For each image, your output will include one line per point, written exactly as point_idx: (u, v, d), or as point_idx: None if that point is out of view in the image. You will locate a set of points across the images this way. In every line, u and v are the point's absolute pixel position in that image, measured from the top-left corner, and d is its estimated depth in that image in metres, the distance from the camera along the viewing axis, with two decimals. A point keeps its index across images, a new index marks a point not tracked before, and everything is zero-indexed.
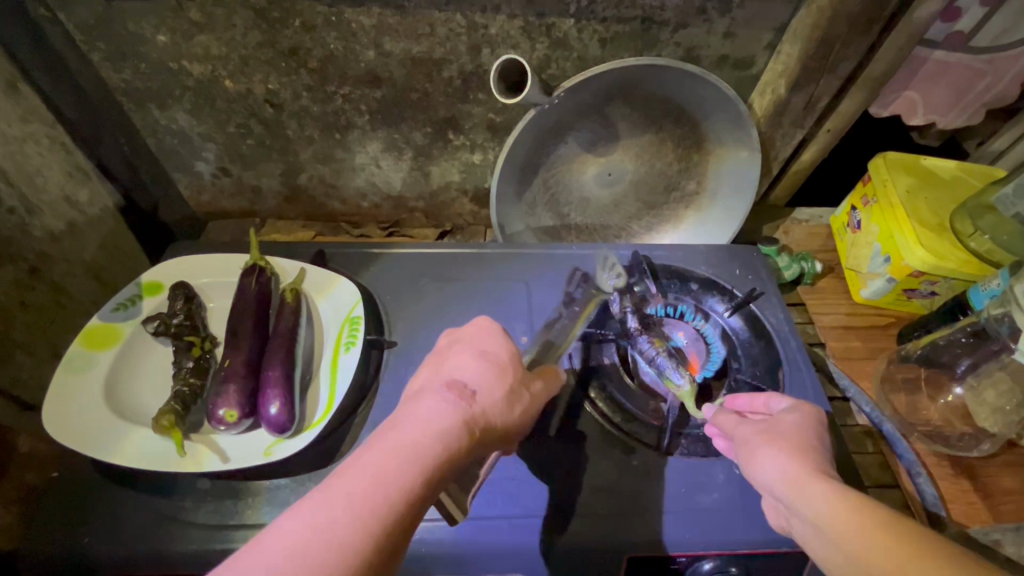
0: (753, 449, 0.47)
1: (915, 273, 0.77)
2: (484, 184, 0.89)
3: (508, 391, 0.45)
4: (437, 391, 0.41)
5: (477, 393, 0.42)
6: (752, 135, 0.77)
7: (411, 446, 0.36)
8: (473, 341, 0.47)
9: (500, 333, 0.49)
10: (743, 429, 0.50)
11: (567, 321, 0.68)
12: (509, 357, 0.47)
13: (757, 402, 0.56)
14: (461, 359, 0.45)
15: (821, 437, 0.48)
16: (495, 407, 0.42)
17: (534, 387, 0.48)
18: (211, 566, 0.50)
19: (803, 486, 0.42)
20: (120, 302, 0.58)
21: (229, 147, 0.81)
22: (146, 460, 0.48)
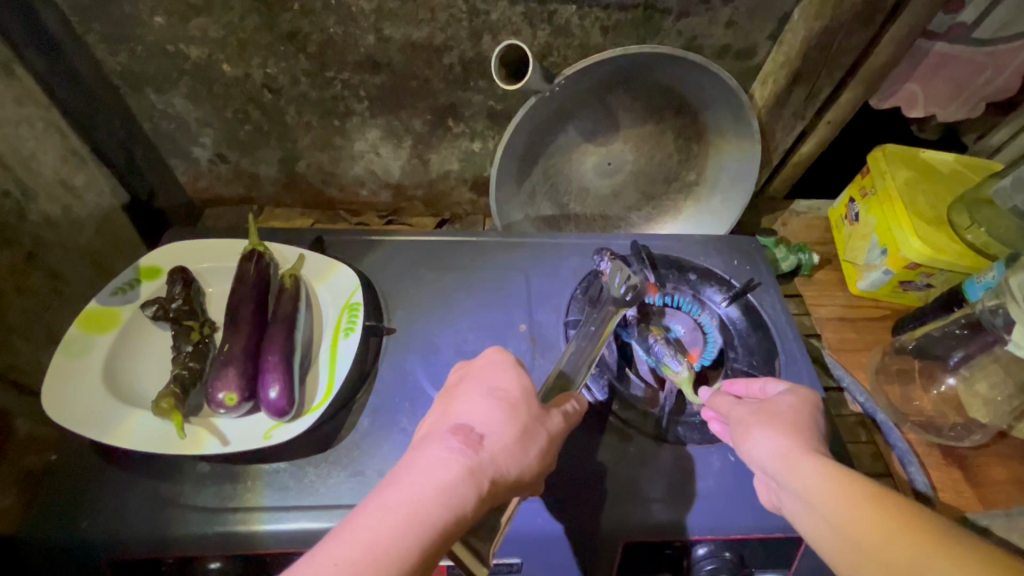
0: (747, 430, 0.48)
1: (911, 265, 0.77)
2: (484, 173, 0.89)
3: (521, 431, 0.45)
4: (443, 439, 0.42)
5: (485, 438, 0.43)
6: (753, 126, 0.78)
7: (417, 507, 0.37)
8: (485, 378, 0.48)
9: (515, 367, 0.49)
10: (739, 410, 0.51)
11: (584, 343, 0.61)
12: (522, 393, 0.48)
13: (752, 385, 0.56)
14: (471, 401, 0.46)
15: (814, 419, 0.48)
16: (504, 451, 0.43)
17: (553, 422, 0.48)
18: (210, 548, 0.51)
19: (794, 461, 0.43)
20: (119, 286, 0.57)
21: (226, 133, 0.80)
22: (147, 444, 0.48)
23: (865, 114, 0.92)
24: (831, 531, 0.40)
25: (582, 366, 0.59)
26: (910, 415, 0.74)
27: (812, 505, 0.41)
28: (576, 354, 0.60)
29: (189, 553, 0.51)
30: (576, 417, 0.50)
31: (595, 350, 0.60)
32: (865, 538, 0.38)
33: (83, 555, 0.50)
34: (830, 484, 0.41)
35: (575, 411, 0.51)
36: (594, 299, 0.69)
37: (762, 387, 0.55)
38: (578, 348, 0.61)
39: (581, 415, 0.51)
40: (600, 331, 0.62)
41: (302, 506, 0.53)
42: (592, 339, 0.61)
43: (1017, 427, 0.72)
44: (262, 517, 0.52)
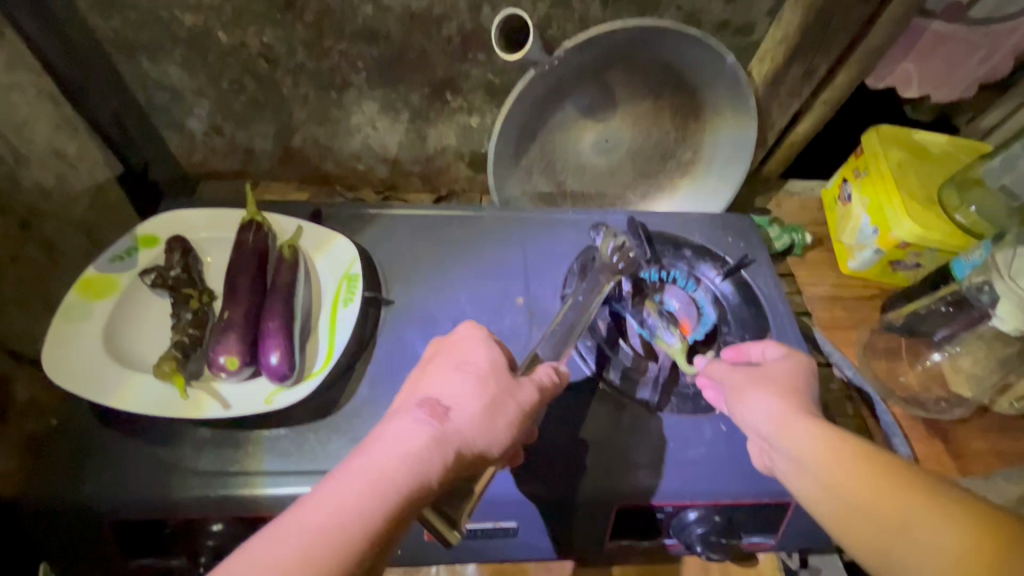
0: (742, 395, 0.50)
1: (902, 244, 0.79)
2: (481, 149, 0.89)
3: (489, 402, 0.46)
4: (411, 411, 0.43)
5: (451, 410, 0.44)
6: (750, 104, 0.78)
7: (379, 475, 0.39)
8: (456, 353, 0.50)
9: (489, 341, 0.51)
10: (736, 376, 0.52)
11: (572, 313, 0.63)
12: (494, 366, 0.49)
13: (756, 351, 0.57)
14: (443, 376, 0.47)
15: (809, 385, 0.50)
16: (471, 421, 0.44)
17: (524, 393, 0.48)
18: (213, 510, 0.52)
19: (788, 423, 0.45)
20: (116, 254, 0.57)
21: (221, 105, 0.79)
22: (149, 407, 0.49)
23: (860, 95, 0.93)
24: (819, 489, 0.42)
25: (562, 349, 0.60)
26: (896, 390, 0.76)
27: (802, 464, 0.43)
28: (558, 335, 0.61)
29: (192, 516, 0.52)
30: (552, 387, 0.51)
31: (585, 317, 0.63)
32: (853, 492, 0.41)
33: (85, 518, 0.51)
34: (820, 443, 0.43)
35: (551, 381, 0.51)
36: (584, 272, 0.69)
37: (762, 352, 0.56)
38: (566, 317, 0.63)
39: (560, 386, 0.52)
40: (588, 300, 0.64)
41: (303, 470, 0.53)
42: (581, 308, 0.63)
43: (998, 401, 0.75)
44: (263, 481, 0.52)
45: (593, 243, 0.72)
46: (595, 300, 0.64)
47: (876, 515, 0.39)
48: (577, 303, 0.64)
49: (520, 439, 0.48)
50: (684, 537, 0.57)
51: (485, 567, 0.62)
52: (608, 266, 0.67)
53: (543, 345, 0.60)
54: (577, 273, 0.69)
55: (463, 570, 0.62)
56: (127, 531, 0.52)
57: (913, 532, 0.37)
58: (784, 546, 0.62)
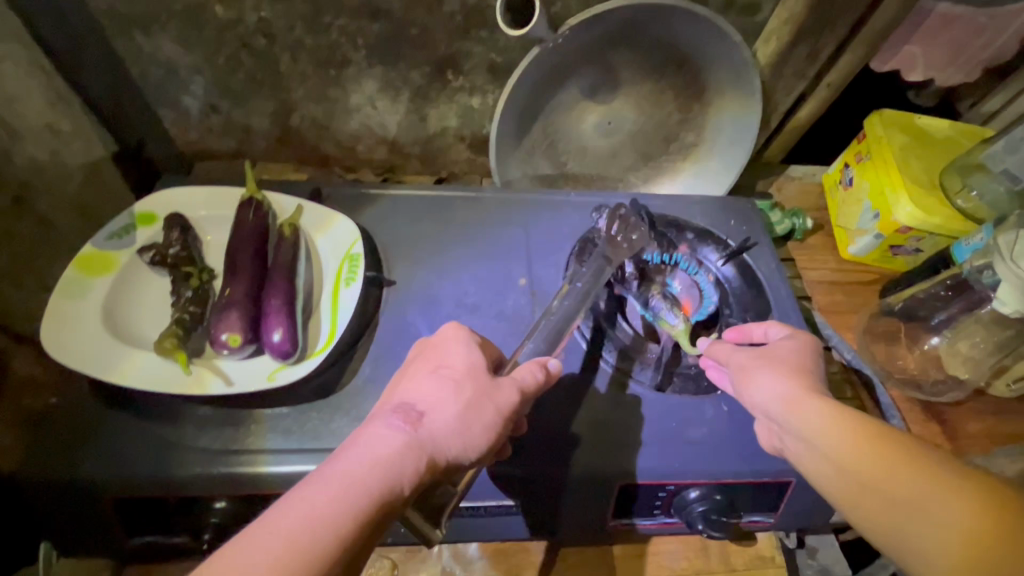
0: (750, 376, 0.50)
1: (902, 228, 0.79)
2: (482, 130, 0.88)
3: (466, 406, 0.45)
4: (385, 416, 0.43)
5: (425, 415, 0.43)
6: (754, 85, 0.78)
7: (353, 479, 0.38)
8: (433, 356, 0.49)
9: (468, 343, 0.50)
10: (743, 358, 0.52)
11: (569, 302, 0.62)
12: (472, 369, 0.47)
13: (760, 330, 0.58)
14: (420, 379, 0.46)
15: (815, 362, 0.51)
16: (446, 426, 0.43)
17: (505, 395, 0.46)
18: (215, 488, 0.52)
19: (799, 402, 0.45)
20: (114, 231, 0.56)
21: (218, 81, 0.78)
22: (151, 383, 0.48)
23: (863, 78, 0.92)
24: (832, 469, 0.42)
25: (556, 342, 0.59)
26: (894, 373, 0.77)
27: (814, 445, 0.43)
28: (555, 326, 0.60)
29: (194, 494, 0.52)
30: (534, 386, 0.49)
31: (583, 306, 0.62)
32: (866, 471, 0.40)
33: (86, 496, 0.51)
34: (830, 421, 0.43)
35: (535, 380, 0.49)
36: (583, 261, 0.68)
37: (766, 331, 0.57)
38: (562, 307, 0.62)
39: (547, 384, 0.50)
40: (588, 288, 0.63)
41: (306, 449, 0.53)
42: (580, 297, 0.63)
43: (994, 384, 0.75)
44: (266, 459, 0.52)
45: (595, 225, 0.72)
46: (596, 286, 0.63)
47: (888, 492, 0.39)
48: (577, 291, 0.63)
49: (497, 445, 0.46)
50: (686, 516, 0.58)
51: (487, 545, 0.63)
52: (611, 253, 0.67)
53: (535, 339, 0.59)
54: (579, 260, 0.68)
55: (465, 548, 0.62)
56: (129, 509, 0.52)
57: (926, 507, 0.38)
58: (783, 525, 0.62)
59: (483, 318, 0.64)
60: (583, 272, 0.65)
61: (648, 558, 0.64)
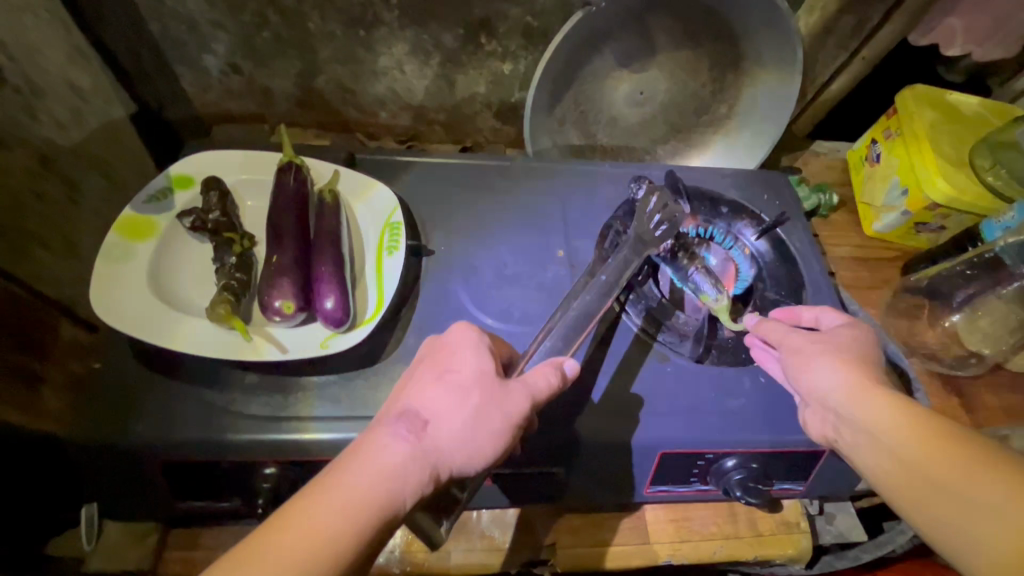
0: (803, 359, 0.52)
1: (931, 205, 0.79)
2: (510, 98, 0.86)
3: (472, 416, 0.42)
4: (389, 423, 0.41)
5: (430, 424, 0.41)
6: (796, 56, 0.77)
7: (358, 495, 0.37)
8: (438, 360, 0.45)
9: (479, 347, 0.46)
10: (797, 341, 0.53)
11: (597, 290, 0.59)
12: (481, 376, 0.44)
13: (814, 311, 0.58)
14: (425, 386, 0.43)
15: (873, 353, 0.51)
16: (451, 437, 0.41)
17: (513, 402, 0.43)
18: (265, 453, 0.52)
19: (860, 393, 0.47)
20: (152, 194, 0.55)
21: (242, 39, 0.75)
22: (203, 348, 0.48)
23: (896, 52, 0.91)
24: (892, 461, 0.44)
25: (573, 341, 0.55)
26: (916, 347, 0.78)
27: (876, 436, 0.45)
28: (572, 323, 0.56)
29: (244, 459, 0.52)
30: (546, 392, 0.45)
31: (606, 301, 0.58)
32: (937, 467, 0.41)
33: (136, 459, 0.51)
34: (893, 412, 0.45)
35: (548, 387, 0.45)
36: (608, 252, 0.65)
37: (819, 317, 0.58)
38: (584, 302, 0.58)
39: (561, 388, 0.46)
40: (613, 281, 0.60)
41: (354, 416, 0.54)
42: (618, 274, 0.61)
43: (1012, 359, 0.77)
44: (315, 425, 0.52)
45: (632, 196, 0.71)
46: (620, 279, 0.60)
47: (928, 473, 0.42)
48: (601, 285, 0.59)
49: (508, 453, 0.44)
50: (722, 484, 0.59)
51: (523, 510, 0.64)
52: (645, 233, 0.64)
53: (551, 337, 0.55)
54: (603, 248, 0.66)
55: (503, 513, 0.64)
56: (178, 473, 0.52)
57: (964, 491, 0.40)
58: (810, 493, 0.64)
59: (524, 288, 0.64)
60: (609, 263, 0.62)
61: (679, 523, 0.66)
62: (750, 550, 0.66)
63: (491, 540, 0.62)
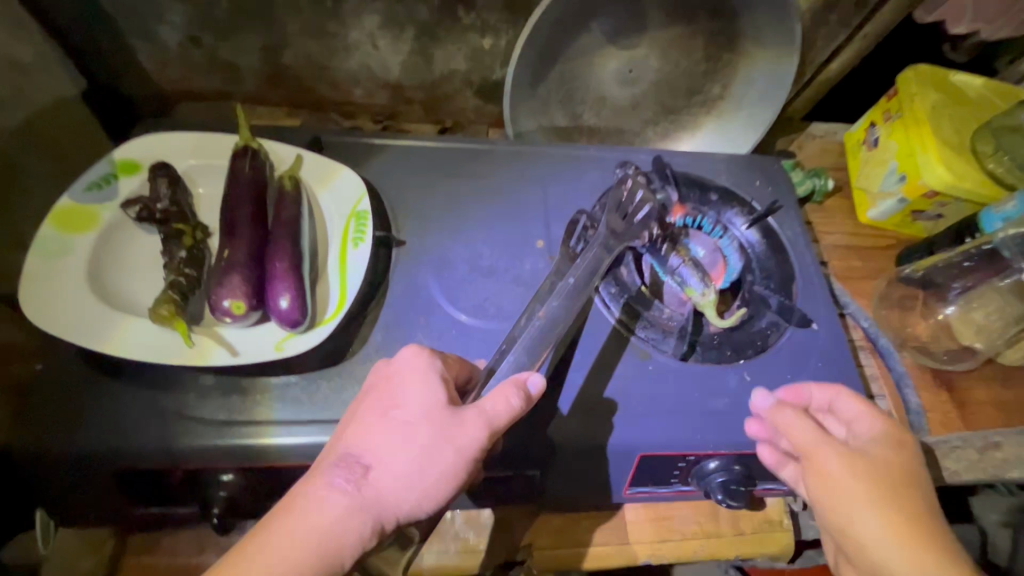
0: (834, 490, 0.45)
1: (929, 193, 0.76)
2: (492, 75, 0.81)
3: (418, 456, 0.41)
4: (329, 469, 0.40)
5: (371, 469, 0.40)
6: (795, 32, 0.72)
7: (291, 556, 0.36)
8: (385, 392, 0.43)
9: (427, 376, 0.44)
10: (826, 465, 0.46)
11: (563, 298, 0.56)
12: (429, 409, 0.42)
13: (827, 392, 0.53)
14: (368, 425, 0.42)
15: (909, 468, 0.46)
16: (394, 480, 0.40)
17: (465, 435, 0.42)
18: (223, 460, 0.49)
19: (907, 539, 0.42)
20: (93, 181, 0.51)
21: (200, 10, 0.69)
22: (146, 354, 0.44)
23: (901, 29, 0.87)
24: None
25: (538, 355, 0.52)
26: (907, 340, 0.76)
27: None
28: (538, 333, 0.53)
29: (201, 466, 0.49)
30: (505, 416, 0.43)
31: (573, 308, 0.55)
32: None
33: (84, 468, 0.48)
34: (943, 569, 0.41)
35: (507, 408, 0.43)
36: (575, 252, 0.60)
37: (832, 400, 0.53)
38: (550, 310, 0.55)
39: (524, 409, 0.45)
40: (581, 285, 0.56)
41: (317, 419, 0.51)
42: (587, 276, 0.57)
43: (1005, 353, 0.74)
44: (275, 430, 0.50)
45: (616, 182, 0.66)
46: (590, 284, 0.56)
47: None
48: (568, 290, 0.56)
49: (464, 484, 0.43)
50: (704, 485, 0.57)
51: (500, 510, 0.62)
52: (617, 229, 0.59)
53: (515, 350, 0.52)
54: (570, 247, 0.61)
55: (478, 514, 0.62)
56: (129, 481, 0.49)
57: None
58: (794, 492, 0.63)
59: (500, 282, 0.60)
60: (578, 264, 0.57)
61: (660, 522, 0.64)
62: (732, 549, 0.64)
63: (466, 542, 0.60)
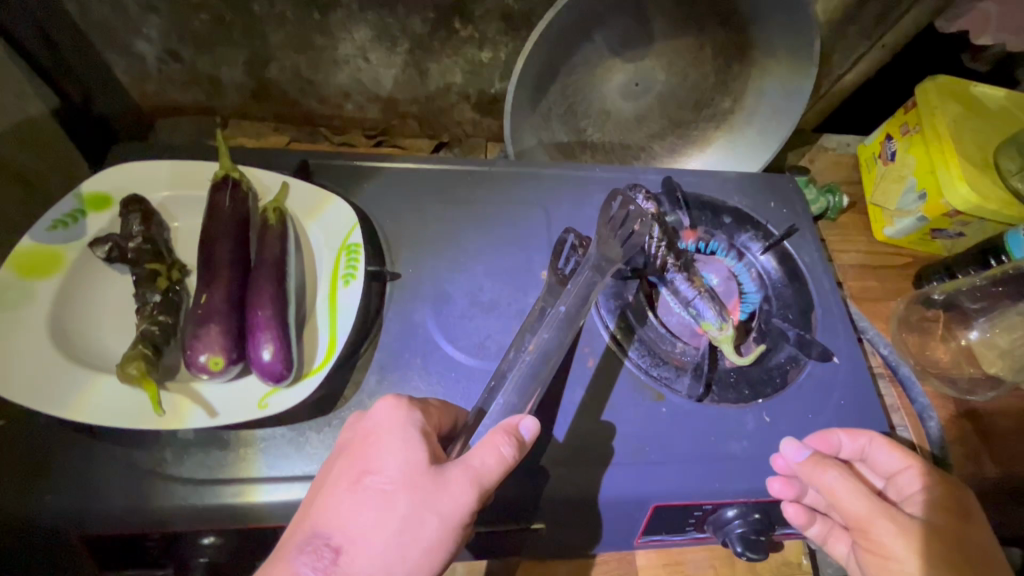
0: (894, 571, 0.42)
1: (950, 212, 0.72)
2: (490, 89, 0.77)
3: (397, 531, 0.37)
4: (297, 554, 0.36)
5: (344, 551, 0.36)
6: (811, 45, 0.68)
7: None
8: (358, 454, 0.39)
9: (405, 432, 0.40)
10: (885, 541, 0.42)
11: (552, 331, 0.52)
12: (408, 472, 0.38)
13: (857, 441, 0.51)
14: (340, 495, 0.38)
15: (970, 538, 0.43)
16: (369, 564, 0.36)
17: (450, 499, 0.38)
18: (200, 522, 0.45)
19: None
20: (58, 219, 0.47)
21: (178, 23, 0.65)
22: (116, 416, 0.40)
23: (918, 39, 0.83)
24: None
25: (529, 395, 0.49)
26: (927, 367, 0.73)
27: None
28: (529, 371, 0.50)
29: (177, 529, 0.45)
30: (496, 470, 0.39)
31: (565, 341, 0.52)
32: None
33: (48, 534, 0.44)
34: None
35: (496, 462, 0.39)
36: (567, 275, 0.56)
37: (866, 449, 0.51)
38: (541, 342, 0.52)
39: (517, 458, 0.40)
40: (574, 314, 0.52)
41: (308, 475, 0.47)
42: (580, 303, 0.53)
43: None
44: (260, 488, 0.46)
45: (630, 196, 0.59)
46: (583, 310, 0.53)
47: None
48: (560, 320, 0.52)
49: (457, 551, 0.39)
50: (722, 535, 0.53)
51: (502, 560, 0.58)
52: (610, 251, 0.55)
53: (505, 390, 0.49)
54: (559, 268, 0.57)
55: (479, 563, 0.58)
56: (98, 547, 0.45)
57: None
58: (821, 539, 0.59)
59: (502, 318, 0.56)
60: (569, 290, 0.53)
61: (672, 568, 0.60)
62: None
63: None
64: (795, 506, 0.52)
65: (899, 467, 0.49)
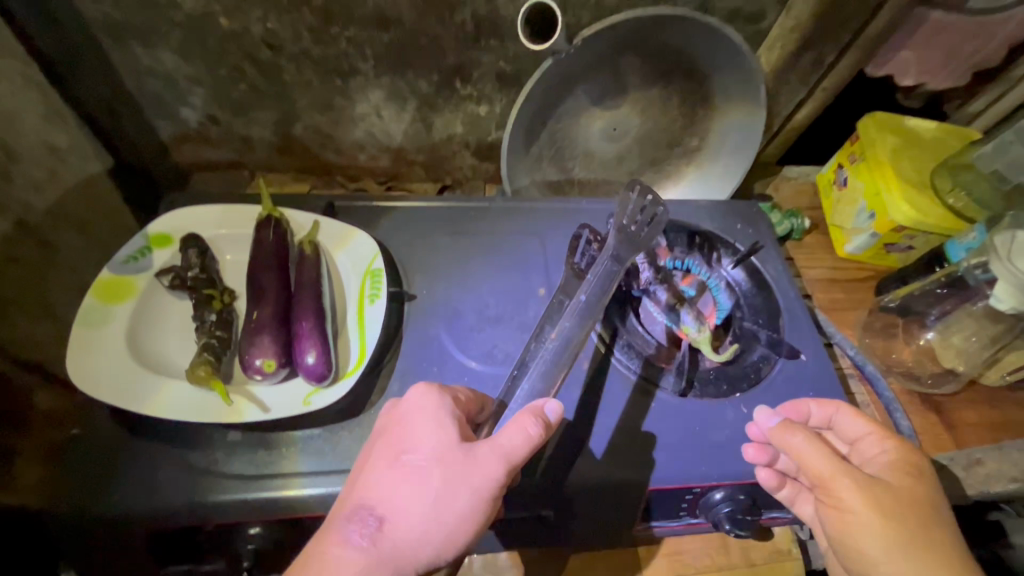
0: (852, 522, 0.46)
1: (898, 227, 0.81)
2: (487, 137, 0.88)
3: (431, 501, 0.43)
4: (347, 524, 0.42)
5: (387, 519, 0.42)
6: (760, 92, 0.80)
7: None
8: (397, 436, 0.46)
9: (437, 416, 0.46)
10: (845, 496, 0.47)
11: (574, 320, 0.59)
12: (438, 450, 0.45)
13: (826, 410, 0.58)
14: (381, 472, 0.45)
15: (921, 489, 0.48)
16: (408, 529, 0.42)
17: (479, 471, 0.44)
18: (249, 511, 0.51)
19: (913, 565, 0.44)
20: (130, 255, 0.55)
21: (219, 93, 0.76)
22: (186, 412, 0.48)
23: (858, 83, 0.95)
24: None
25: (553, 378, 0.57)
26: (893, 366, 0.80)
27: None
28: (551, 359, 0.57)
29: (227, 521, 0.51)
30: (523, 447, 0.45)
31: (585, 327, 0.58)
32: None
33: (116, 527, 0.50)
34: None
35: (523, 441, 0.45)
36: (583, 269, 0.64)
37: (832, 417, 0.57)
38: (563, 330, 0.58)
39: (544, 436, 0.46)
40: (592, 303, 0.59)
41: (340, 469, 0.53)
42: (597, 292, 0.60)
43: (987, 373, 0.79)
44: (301, 481, 0.52)
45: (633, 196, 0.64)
46: (602, 300, 0.59)
47: None
48: (579, 309, 0.59)
49: (489, 520, 0.45)
50: (712, 516, 0.60)
51: (516, 554, 0.64)
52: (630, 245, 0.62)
53: (529, 377, 0.57)
54: (576, 261, 0.65)
55: (496, 557, 0.63)
56: (159, 539, 0.51)
57: None
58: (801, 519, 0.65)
59: (507, 329, 0.64)
60: (588, 281, 0.60)
61: (672, 557, 0.65)
62: None
63: None
64: (765, 469, 0.57)
65: (862, 433, 0.55)
